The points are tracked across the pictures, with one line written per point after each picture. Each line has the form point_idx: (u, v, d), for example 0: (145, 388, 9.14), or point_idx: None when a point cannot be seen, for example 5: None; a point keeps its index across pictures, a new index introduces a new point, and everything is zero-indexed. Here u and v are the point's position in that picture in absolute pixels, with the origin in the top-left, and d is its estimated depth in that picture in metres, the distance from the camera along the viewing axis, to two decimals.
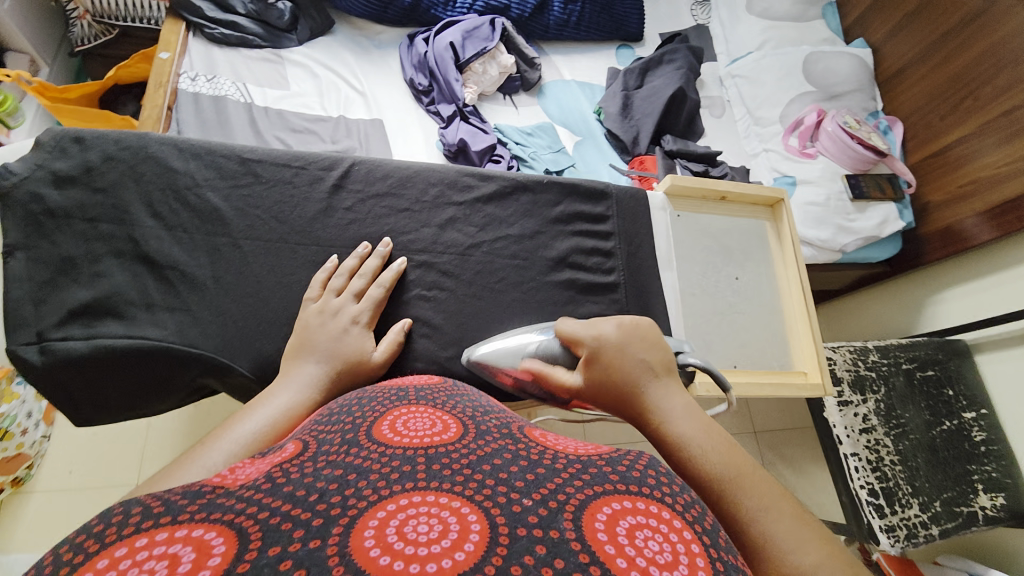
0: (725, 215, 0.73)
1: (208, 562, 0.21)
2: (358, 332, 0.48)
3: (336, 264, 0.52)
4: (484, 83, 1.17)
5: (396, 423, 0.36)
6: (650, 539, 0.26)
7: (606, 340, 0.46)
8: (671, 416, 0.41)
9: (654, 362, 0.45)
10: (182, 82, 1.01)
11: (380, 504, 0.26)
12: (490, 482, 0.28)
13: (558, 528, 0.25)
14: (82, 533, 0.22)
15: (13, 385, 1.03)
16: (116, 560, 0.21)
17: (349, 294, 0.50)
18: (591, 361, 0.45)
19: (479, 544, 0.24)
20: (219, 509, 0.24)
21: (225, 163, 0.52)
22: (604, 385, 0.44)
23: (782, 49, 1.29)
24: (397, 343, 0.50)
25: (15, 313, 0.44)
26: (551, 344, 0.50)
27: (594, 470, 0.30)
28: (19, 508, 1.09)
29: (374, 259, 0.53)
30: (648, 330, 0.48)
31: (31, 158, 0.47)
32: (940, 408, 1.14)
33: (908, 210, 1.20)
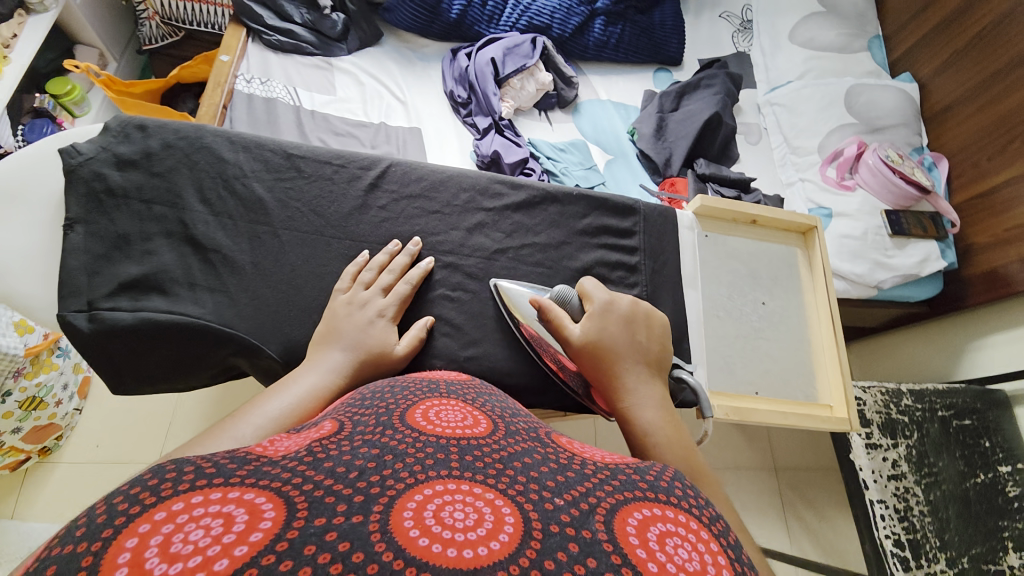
0: (755, 239, 0.72)
1: (259, 526, 0.22)
2: (384, 325, 0.50)
3: (367, 258, 0.54)
4: (521, 98, 1.20)
5: (428, 412, 0.37)
6: (680, 547, 0.26)
7: (618, 310, 0.52)
8: (647, 399, 0.46)
9: (650, 350, 0.50)
10: (238, 83, 1.07)
11: (417, 487, 0.27)
12: (522, 479, 0.29)
13: (590, 529, 0.26)
14: (138, 484, 0.23)
15: (53, 356, 1.06)
16: (175, 512, 0.22)
17: (378, 288, 0.52)
18: (596, 319, 0.50)
19: (513, 535, 0.24)
20: (266, 476, 0.25)
21: (271, 157, 0.55)
22: (598, 346, 0.48)
23: (824, 79, 1.27)
24: (419, 339, 0.51)
25: (70, 282, 0.47)
26: (566, 292, 0.54)
27: (623, 478, 0.31)
28: (46, 475, 1.14)
29: (403, 255, 0.55)
30: (651, 321, 0.53)
31: (98, 141, 0.51)
32: (974, 459, 1.08)
33: (951, 250, 1.15)
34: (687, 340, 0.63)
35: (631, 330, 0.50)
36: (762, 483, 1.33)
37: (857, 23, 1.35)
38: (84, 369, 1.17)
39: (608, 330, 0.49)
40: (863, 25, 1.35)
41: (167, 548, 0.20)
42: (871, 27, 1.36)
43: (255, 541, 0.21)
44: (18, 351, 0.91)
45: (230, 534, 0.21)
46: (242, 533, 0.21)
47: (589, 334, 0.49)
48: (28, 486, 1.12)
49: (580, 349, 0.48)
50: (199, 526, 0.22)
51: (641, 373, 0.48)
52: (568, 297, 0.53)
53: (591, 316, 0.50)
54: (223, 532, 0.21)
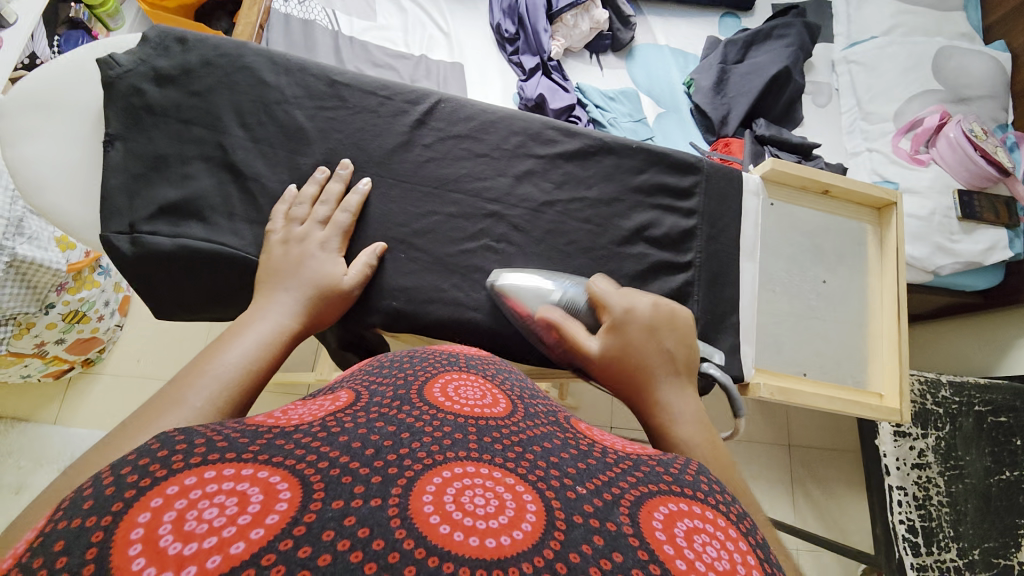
0: (824, 211, 0.67)
1: (274, 509, 0.21)
2: (324, 257, 0.47)
3: (297, 193, 0.49)
4: (573, 37, 1.11)
5: (447, 387, 0.35)
6: (708, 544, 0.25)
7: (637, 318, 0.45)
8: (680, 419, 0.39)
9: (678, 358, 0.43)
10: (276, 1, 1.00)
11: (435, 470, 0.26)
12: (542, 465, 0.28)
13: (615, 521, 0.25)
14: (146, 455, 0.23)
15: (94, 275, 1.08)
16: (189, 487, 0.22)
17: (314, 221, 0.48)
18: (613, 331, 0.44)
19: (536, 525, 0.23)
20: (280, 453, 0.24)
21: (314, 83, 0.52)
22: (619, 363, 0.43)
23: (912, 38, 1.13)
24: (368, 268, 0.48)
25: (109, 202, 0.46)
26: (577, 299, 0.49)
27: (646, 469, 0.30)
28: (88, 385, 1.20)
29: (335, 183, 0.50)
30: (678, 321, 0.46)
31: (137, 52, 0.48)
32: (1002, 457, 1.03)
33: (1021, 240, 1.06)
34: (736, 315, 0.59)
35: (657, 338, 0.43)
36: (775, 459, 1.33)
37: None
38: (123, 289, 1.21)
39: (630, 336, 0.43)
40: None
41: (182, 526, 0.20)
42: None
43: (272, 523, 0.21)
44: (60, 266, 0.94)
45: (244, 515, 0.21)
46: (257, 515, 0.21)
47: (609, 347, 0.43)
48: (71, 395, 1.19)
49: (601, 365, 0.43)
50: (213, 503, 0.21)
51: (672, 389, 0.41)
52: (577, 304, 0.49)
53: (608, 328, 0.45)
54: (237, 512, 0.21)
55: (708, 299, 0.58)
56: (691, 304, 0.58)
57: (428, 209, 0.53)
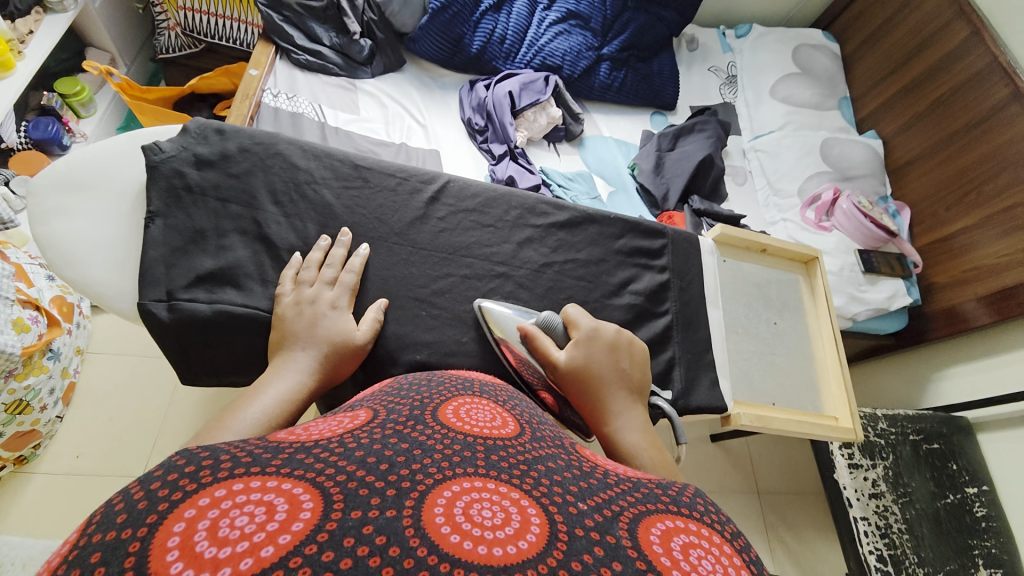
0: (766, 265, 0.84)
1: (299, 517, 0.23)
2: (337, 315, 0.54)
3: (302, 260, 0.57)
4: (533, 129, 1.25)
5: (459, 411, 0.39)
6: (703, 557, 0.27)
7: (601, 337, 0.57)
8: (626, 422, 0.50)
9: (631, 376, 0.55)
10: (265, 97, 1.09)
11: (445, 484, 0.28)
12: (545, 481, 0.30)
13: (615, 534, 0.27)
14: (173, 471, 0.24)
15: (44, 359, 1.01)
16: (219, 499, 0.23)
17: (323, 282, 0.56)
18: (580, 345, 0.55)
19: (540, 537, 0.25)
20: (301, 466, 0.26)
21: (340, 166, 0.63)
22: (582, 371, 0.53)
23: (802, 132, 1.40)
24: (375, 323, 0.57)
25: (150, 272, 0.53)
26: (553, 318, 0.59)
27: (645, 491, 0.32)
28: (18, 488, 1.05)
29: (337, 249, 0.59)
30: (631, 349, 0.58)
31: (178, 141, 0.56)
32: (943, 481, 1.16)
33: (915, 287, 1.28)
34: (711, 352, 0.73)
35: (615, 357, 0.56)
36: (747, 506, 1.38)
37: (829, 84, 1.51)
38: (71, 374, 1.12)
39: (593, 354, 0.55)
40: (834, 87, 1.52)
41: (215, 532, 0.22)
42: (840, 89, 1.53)
43: (297, 530, 0.22)
44: (13, 350, 0.87)
45: (272, 524, 0.23)
46: (284, 523, 0.23)
47: (575, 357, 0.54)
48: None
49: (565, 372, 0.53)
50: (244, 512, 0.23)
51: (623, 400, 0.52)
52: (553, 322, 0.58)
53: (577, 343, 0.56)
54: (267, 521, 0.23)
55: (683, 341, 0.71)
56: (673, 344, 0.70)
57: (444, 271, 0.64)
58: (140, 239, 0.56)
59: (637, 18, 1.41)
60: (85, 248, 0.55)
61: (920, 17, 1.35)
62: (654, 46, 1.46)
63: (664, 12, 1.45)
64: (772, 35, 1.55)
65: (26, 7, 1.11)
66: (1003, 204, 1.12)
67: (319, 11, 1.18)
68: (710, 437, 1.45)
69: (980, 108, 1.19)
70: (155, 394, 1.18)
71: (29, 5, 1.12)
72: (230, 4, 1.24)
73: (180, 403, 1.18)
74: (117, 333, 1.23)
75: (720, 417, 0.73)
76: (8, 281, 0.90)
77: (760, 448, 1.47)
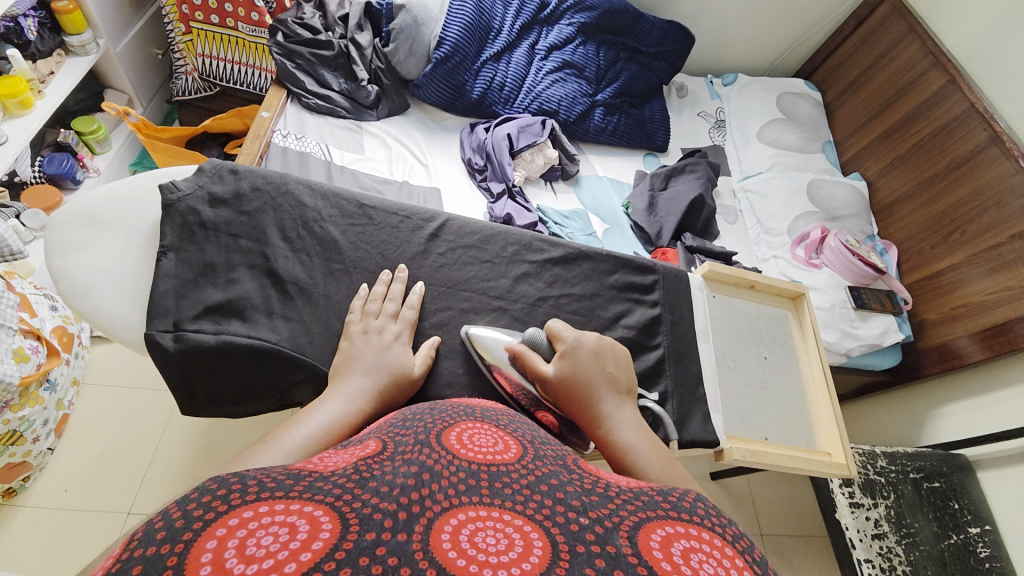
0: (754, 301, 0.87)
1: (319, 537, 0.24)
2: (399, 349, 0.58)
3: (365, 292, 0.62)
4: (530, 169, 1.30)
5: (462, 436, 0.40)
6: (705, 561, 0.28)
7: (584, 347, 0.58)
8: (620, 423, 0.52)
9: (618, 378, 0.56)
10: (275, 137, 1.15)
11: (451, 512, 0.29)
12: (547, 502, 0.31)
13: (615, 544, 0.28)
14: (207, 494, 0.26)
15: (41, 390, 1.01)
16: (246, 520, 0.25)
17: (387, 315, 0.60)
18: (566, 358, 0.56)
19: (543, 557, 0.26)
20: (320, 491, 0.28)
21: (346, 205, 0.67)
22: (571, 381, 0.54)
23: (789, 173, 1.47)
24: (428, 358, 0.60)
25: (159, 304, 0.55)
26: (537, 335, 0.61)
27: (645, 499, 0.34)
28: (4, 521, 1.02)
29: (397, 284, 0.64)
30: (615, 352, 0.59)
31: (194, 180, 0.60)
32: (945, 521, 1.14)
33: (906, 324, 1.30)
34: (704, 386, 0.74)
35: (600, 361, 0.57)
36: None
37: (812, 129, 1.59)
38: (65, 406, 1.12)
39: (579, 363, 0.56)
40: (818, 132, 1.59)
41: (244, 551, 0.23)
42: (823, 133, 1.60)
43: (317, 549, 0.24)
44: (13, 379, 0.87)
45: (295, 541, 0.24)
46: (305, 541, 0.24)
47: (563, 370, 0.55)
48: None
49: (555, 386, 0.54)
50: (269, 532, 0.24)
51: (613, 402, 0.54)
52: (538, 340, 0.60)
53: (563, 355, 0.57)
54: (289, 539, 0.24)
55: (675, 374, 0.72)
56: (666, 378, 0.72)
57: (444, 305, 0.66)
58: (150, 271, 0.58)
59: (629, 68, 1.50)
60: (100, 280, 0.57)
61: (897, 66, 1.44)
62: (646, 93, 1.54)
63: (655, 63, 1.54)
64: (756, 84, 1.65)
65: (48, 49, 1.16)
66: (988, 241, 1.16)
67: (329, 59, 1.25)
68: (710, 475, 1.42)
69: (961, 151, 1.24)
70: (148, 426, 1.17)
71: (51, 46, 1.16)
72: (246, 51, 1.32)
73: (172, 436, 1.17)
74: (114, 364, 1.23)
75: (713, 452, 0.73)
76: (14, 311, 0.91)
77: (761, 488, 1.45)
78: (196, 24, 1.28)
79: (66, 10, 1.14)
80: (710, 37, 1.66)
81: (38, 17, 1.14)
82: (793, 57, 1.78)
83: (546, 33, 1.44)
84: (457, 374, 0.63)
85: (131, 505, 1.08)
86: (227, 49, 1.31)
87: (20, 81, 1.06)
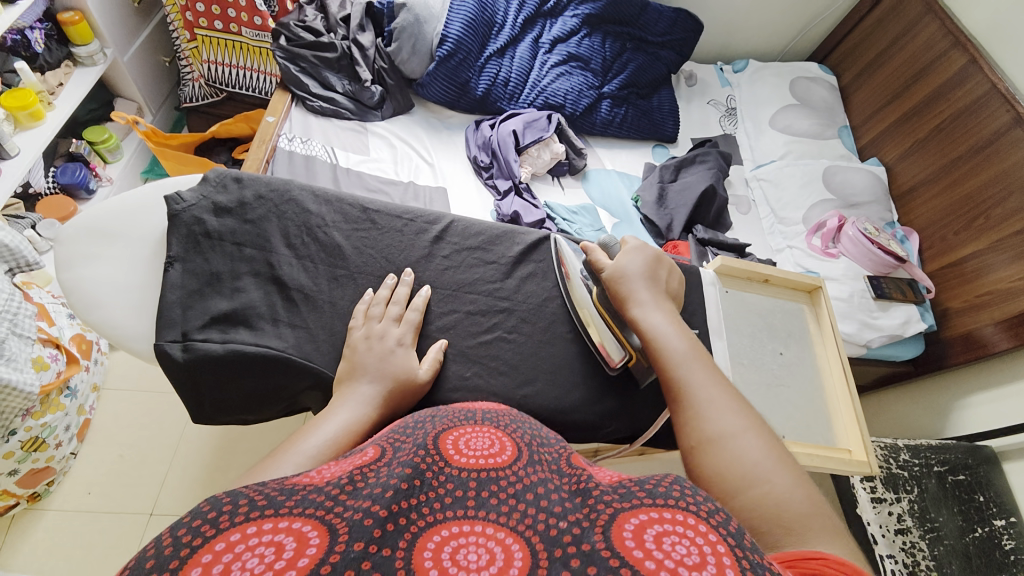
0: (769, 295, 0.85)
1: (304, 554, 0.24)
2: (402, 352, 0.57)
3: (371, 296, 0.62)
4: (537, 165, 1.28)
5: (458, 441, 0.38)
6: (677, 543, 0.27)
7: (643, 250, 0.63)
8: (656, 311, 0.57)
9: (665, 285, 0.62)
10: (281, 141, 1.15)
11: (435, 528, 0.29)
12: (531, 509, 0.31)
13: (589, 542, 0.28)
14: (199, 517, 0.26)
15: (61, 397, 1.03)
16: (234, 543, 0.25)
17: (390, 319, 0.60)
18: (625, 253, 0.62)
19: (522, 568, 0.26)
20: (309, 504, 0.28)
21: (350, 210, 0.67)
22: (622, 272, 0.60)
23: (803, 160, 1.42)
24: (436, 361, 0.60)
25: (167, 315, 0.56)
26: (610, 239, 0.67)
27: (623, 490, 0.32)
28: (32, 524, 1.05)
29: (402, 288, 0.64)
30: (670, 267, 0.65)
31: (198, 190, 0.61)
32: (969, 514, 1.10)
33: (929, 313, 1.26)
34: None
35: (654, 266, 0.62)
36: None
37: (827, 114, 1.55)
38: (86, 411, 1.14)
39: (633, 259, 0.61)
40: (833, 117, 1.55)
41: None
42: (839, 118, 1.56)
43: (302, 566, 0.24)
44: (33, 388, 0.89)
45: (280, 561, 0.24)
46: (291, 560, 0.24)
47: (618, 263, 0.61)
48: (12, 535, 1.04)
49: (607, 273, 0.62)
50: (255, 554, 0.24)
51: (657, 297, 0.59)
52: (610, 242, 0.66)
53: (624, 251, 0.63)
54: (275, 559, 0.24)
55: None
56: None
57: (450, 308, 0.67)
58: (157, 282, 0.59)
59: (636, 58, 1.47)
60: (109, 292, 0.58)
61: (916, 46, 1.39)
62: (654, 83, 1.51)
63: (662, 51, 1.51)
64: (768, 70, 1.61)
65: (56, 60, 1.18)
66: (1013, 227, 1.12)
67: (332, 61, 1.25)
68: None
69: (983, 133, 1.20)
70: (167, 429, 1.20)
71: (59, 57, 1.19)
72: (251, 56, 1.32)
73: (191, 439, 1.19)
74: (132, 369, 1.26)
75: None
76: (33, 320, 0.93)
77: None
78: (200, 31, 1.28)
79: (72, 22, 1.16)
80: (718, 24, 1.62)
81: (45, 29, 1.16)
82: (806, 40, 1.72)
83: (550, 26, 1.42)
84: (463, 376, 0.64)
85: (153, 507, 1.10)
86: (231, 54, 1.32)
87: (29, 93, 1.08)
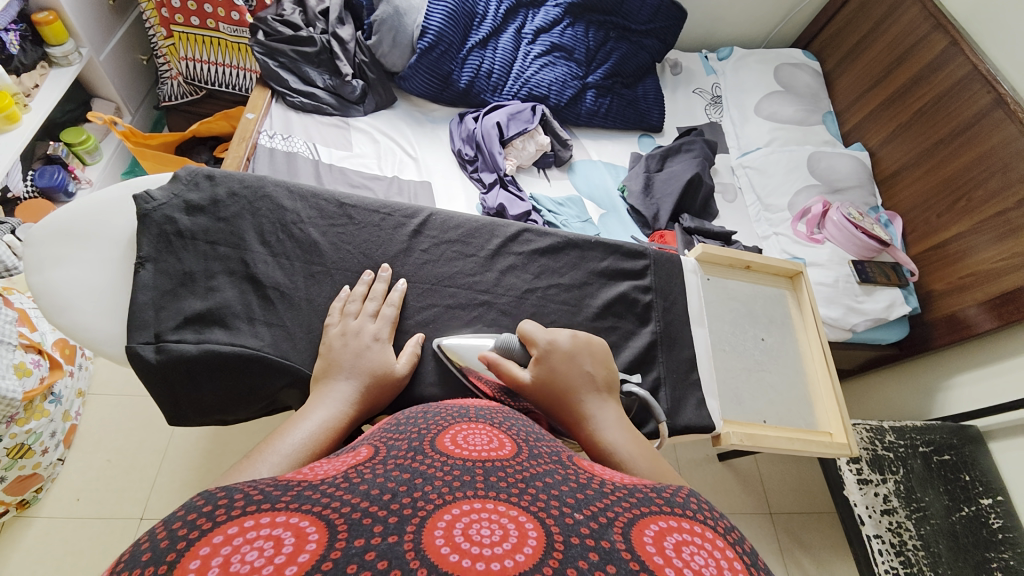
0: (750, 281, 0.86)
1: (305, 548, 0.24)
2: (379, 348, 0.57)
3: (348, 293, 0.63)
4: (522, 157, 1.27)
5: (457, 437, 0.39)
6: (695, 553, 0.27)
7: (559, 347, 0.56)
8: (605, 422, 0.51)
9: (597, 376, 0.55)
10: (261, 138, 1.13)
11: (445, 508, 0.28)
12: (543, 497, 0.30)
13: (609, 539, 0.27)
14: (193, 511, 0.26)
15: (46, 402, 1.02)
16: (232, 535, 0.24)
17: (367, 315, 0.60)
18: (541, 363, 0.55)
19: (536, 549, 0.25)
20: (308, 501, 0.27)
21: (326, 206, 0.67)
22: (551, 386, 0.53)
23: (788, 147, 1.42)
24: (414, 356, 0.60)
25: (139, 316, 0.56)
26: (510, 341, 0.59)
27: (639, 495, 0.32)
28: (20, 532, 1.04)
29: (379, 283, 0.64)
30: (595, 351, 0.58)
31: (170, 188, 0.60)
32: (957, 493, 1.13)
33: (913, 296, 1.27)
34: (696, 372, 0.74)
35: (576, 362, 0.55)
36: (759, 528, 1.33)
37: (812, 100, 1.54)
38: (72, 417, 1.13)
39: (563, 368, 0.55)
40: (817, 103, 1.55)
41: (227, 567, 0.23)
42: (823, 103, 1.56)
43: (303, 561, 0.23)
44: (17, 394, 0.88)
45: (280, 556, 0.23)
46: (292, 554, 0.23)
47: (540, 375, 0.54)
48: (1, 543, 1.03)
49: (536, 391, 0.53)
50: (254, 547, 0.24)
51: (595, 401, 0.53)
52: (511, 345, 0.59)
53: (538, 360, 0.55)
54: (275, 554, 0.23)
55: (665, 360, 0.73)
56: (658, 364, 0.72)
57: (429, 302, 0.67)
58: (130, 282, 0.58)
59: (620, 48, 1.46)
60: (77, 294, 0.57)
61: (897, 30, 1.39)
62: (638, 72, 1.50)
63: (645, 40, 1.50)
64: (752, 57, 1.60)
65: (32, 62, 1.15)
66: (994, 208, 1.13)
67: (312, 55, 1.23)
68: (717, 457, 1.41)
69: (966, 115, 1.20)
70: (155, 433, 1.19)
71: (34, 59, 1.15)
72: (230, 53, 1.29)
73: (179, 442, 1.18)
74: (118, 374, 1.24)
75: (711, 437, 0.74)
76: (12, 326, 0.93)
77: (770, 468, 1.43)
78: (177, 27, 1.25)
79: (46, 21, 1.13)
80: (703, 11, 1.61)
81: (19, 30, 1.12)
82: (790, 26, 1.72)
83: (532, 17, 1.41)
84: (443, 371, 0.64)
85: (143, 511, 1.10)
86: (208, 51, 1.29)
87: (3, 95, 1.06)
